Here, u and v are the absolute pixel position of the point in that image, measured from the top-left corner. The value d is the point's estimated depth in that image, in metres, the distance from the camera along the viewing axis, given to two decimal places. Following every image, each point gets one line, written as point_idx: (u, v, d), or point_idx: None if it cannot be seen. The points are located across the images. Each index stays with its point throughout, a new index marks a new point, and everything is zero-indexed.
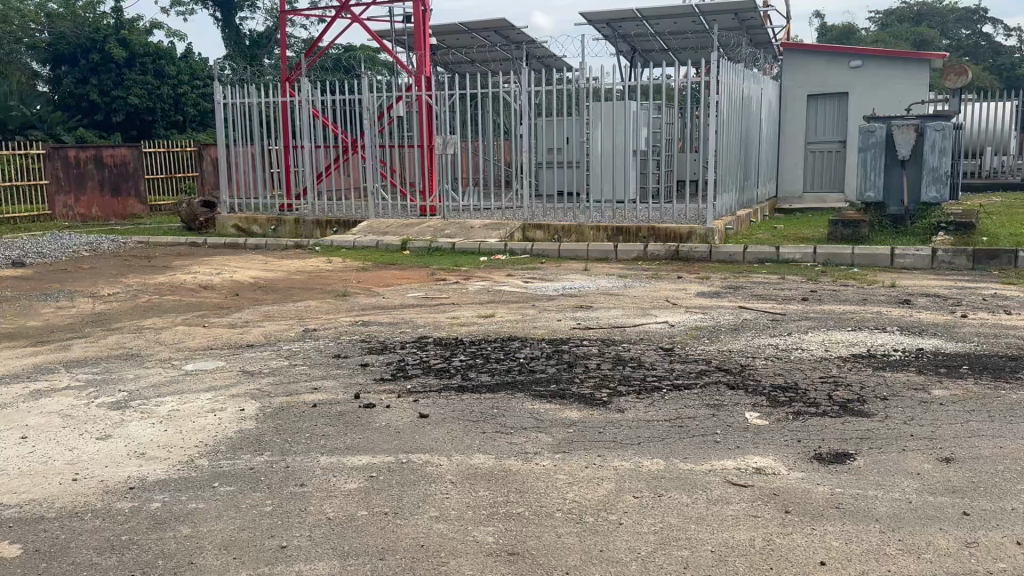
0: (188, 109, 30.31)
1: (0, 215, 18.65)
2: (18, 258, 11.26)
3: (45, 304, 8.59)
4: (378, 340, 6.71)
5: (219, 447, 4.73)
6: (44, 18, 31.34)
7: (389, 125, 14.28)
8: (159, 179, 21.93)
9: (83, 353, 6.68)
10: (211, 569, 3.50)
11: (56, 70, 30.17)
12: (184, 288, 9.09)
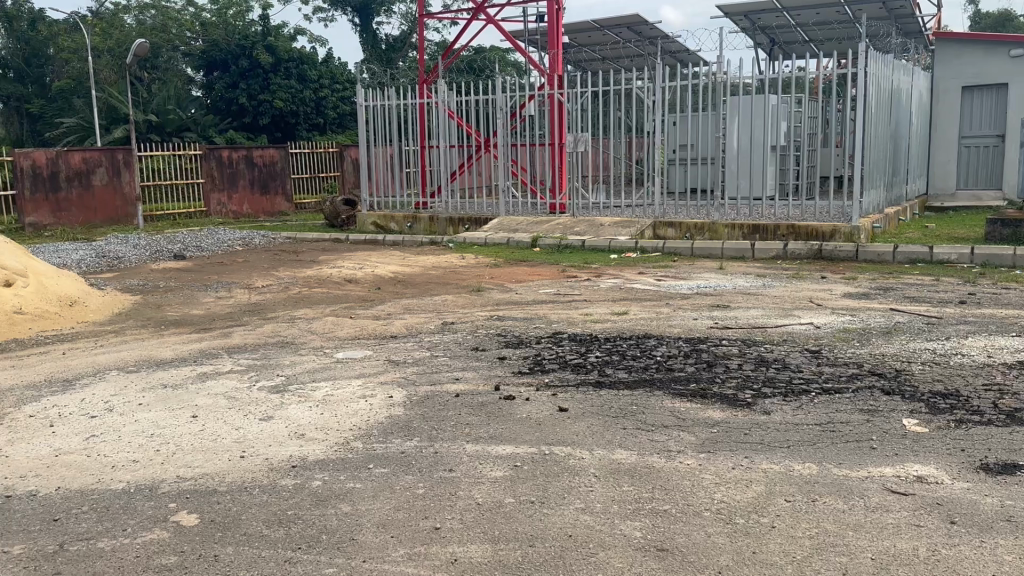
0: (329, 111, 31.85)
1: (163, 213, 20.37)
2: (179, 251, 12.13)
3: (206, 294, 9.24)
4: (514, 335, 6.82)
5: (371, 431, 4.95)
6: (199, 27, 33.53)
7: (521, 124, 14.48)
8: (303, 179, 23.01)
9: (242, 339, 7.14)
10: (370, 546, 3.66)
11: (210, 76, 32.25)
12: (330, 281, 9.55)
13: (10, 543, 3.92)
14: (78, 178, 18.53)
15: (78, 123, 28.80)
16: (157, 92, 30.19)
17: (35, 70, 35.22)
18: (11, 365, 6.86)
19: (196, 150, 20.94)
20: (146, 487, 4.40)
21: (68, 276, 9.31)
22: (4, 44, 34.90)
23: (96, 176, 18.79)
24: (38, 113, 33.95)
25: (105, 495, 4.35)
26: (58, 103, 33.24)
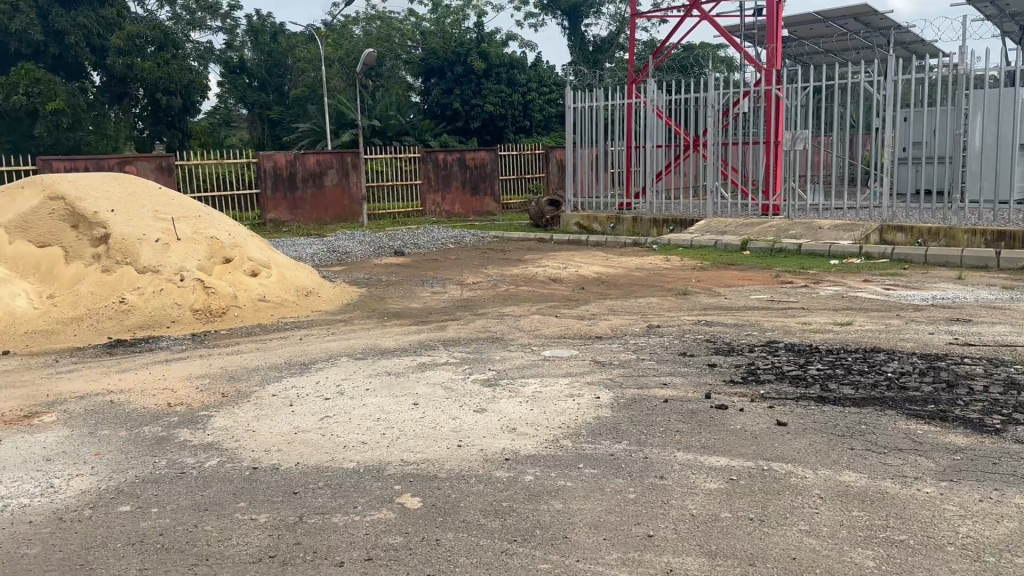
0: (535, 114, 32.73)
1: (384, 211, 21.83)
2: (398, 248, 12.90)
3: (423, 288, 9.76)
4: (725, 341, 6.61)
5: (580, 431, 4.98)
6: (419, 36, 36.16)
7: (733, 122, 14.04)
8: (510, 180, 23.85)
9: (456, 333, 7.47)
10: (584, 546, 3.68)
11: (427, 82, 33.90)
12: (537, 280, 9.74)
13: (258, 510, 4.34)
14: (312, 178, 20.24)
15: (311, 128, 31.45)
16: (379, 97, 32.25)
17: (275, 79, 38.84)
18: (256, 347, 7.62)
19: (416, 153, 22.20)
20: (372, 468, 4.71)
21: (304, 268, 10.19)
22: (252, 57, 38.83)
23: (327, 177, 20.44)
24: (277, 118, 37.45)
25: (337, 473, 4.71)
26: (293, 110, 36.48)
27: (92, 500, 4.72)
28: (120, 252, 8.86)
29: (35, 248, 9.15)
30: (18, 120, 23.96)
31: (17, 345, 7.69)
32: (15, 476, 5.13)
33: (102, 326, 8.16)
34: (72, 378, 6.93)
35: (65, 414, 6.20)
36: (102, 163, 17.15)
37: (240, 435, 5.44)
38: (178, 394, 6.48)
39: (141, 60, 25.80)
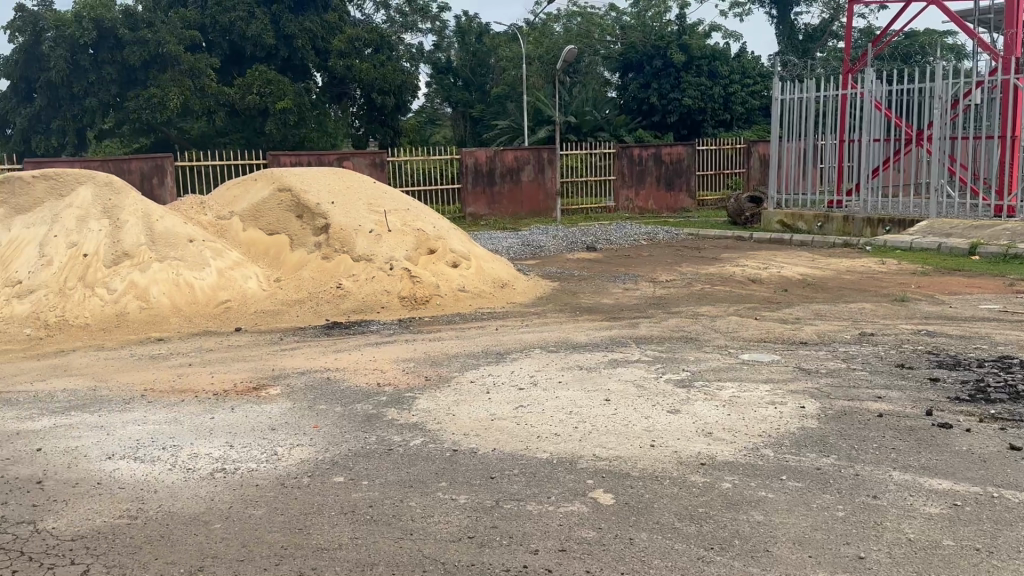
0: (736, 107, 31.89)
1: (577, 207, 21.99)
2: (591, 243, 12.95)
3: (615, 285, 9.73)
4: (948, 354, 6.05)
5: (783, 441, 4.76)
6: (619, 31, 35.63)
7: (963, 114, 12.85)
8: (708, 176, 23.22)
9: (649, 331, 7.39)
10: (787, 561, 3.52)
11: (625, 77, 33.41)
12: (734, 280, 9.42)
13: (457, 491, 4.62)
14: (510, 174, 20.81)
15: (510, 125, 32.30)
16: (577, 94, 32.47)
17: (478, 77, 40.09)
18: (456, 335, 7.98)
19: (612, 148, 22.16)
20: (566, 460, 4.81)
21: (501, 260, 10.54)
22: (458, 56, 40.24)
23: (525, 172, 20.92)
24: (479, 116, 38.67)
25: (532, 462, 4.86)
26: (493, 107, 37.64)
27: (310, 470, 5.23)
28: (339, 241, 9.61)
29: (265, 235, 10.08)
30: (252, 118, 26.45)
31: (248, 323, 8.51)
32: (244, 441, 5.75)
33: (320, 309, 8.87)
34: (293, 355, 7.61)
35: (287, 387, 6.84)
36: (322, 158, 18.53)
37: (442, 419, 5.80)
38: (385, 376, 6.96)
39: (358, 61, 27.58)
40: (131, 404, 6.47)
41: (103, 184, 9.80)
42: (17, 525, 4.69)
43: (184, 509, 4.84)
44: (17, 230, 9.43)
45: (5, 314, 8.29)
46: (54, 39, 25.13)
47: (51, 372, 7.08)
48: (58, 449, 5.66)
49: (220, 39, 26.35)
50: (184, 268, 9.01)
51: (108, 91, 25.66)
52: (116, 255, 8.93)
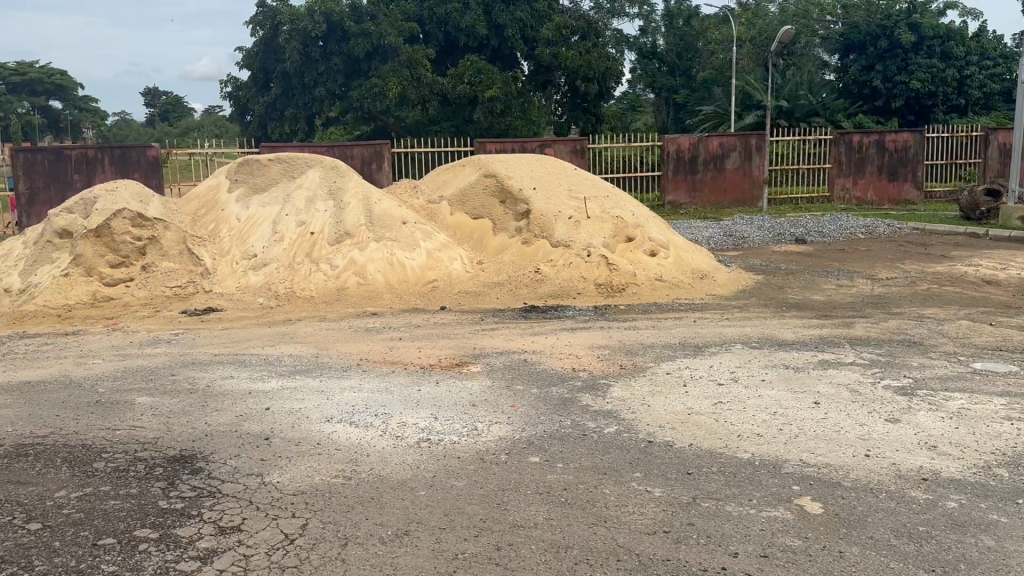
0: (974, 91, 28.93)
1: (787, 196, 20.93)
2: (802, 236, 12.28)
3: (827, 280, 9.16)
4: None
5: (1020, 462, 4.30)
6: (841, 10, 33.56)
7: None
8: (937, 165, 21.33)
9: (866, 332, 6.90)
10: None
11: (845, 59, 31.40)
12: (966, 281, 8.56)
13: (653, 483, 4.58)
14: (714, 161, 20.17)
15: (716, 111, 31.27)
16: (790, 77, 30.79)
17: (685, 62, 39.04)
18: (653, 325, 7.86)
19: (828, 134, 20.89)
20: (769, 463, 4.60)
21: (702, 250, 10.26)
22: (665, 41, 39.43)
23: (730, 160, 20.19)
24: (683, 101, 37.76)
25: (732, 461, 4.70)
26: (700, 92, 36.66)
27: (507, 448, 5.45)
28: (539, 226, 9.77)
29: (471, 219, 10.45)
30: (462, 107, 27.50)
31: (452, 302, 8.89)
32: (448, 415, 6.07)
33: (519, 292, 9.09)
34: (493, 335, 7.85)
35: (487, 365, 7.10)
36: (527, 144, 18.90)
37: (638, 408, 5.76)
38: (581, 361, 7.02)
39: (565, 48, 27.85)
40: (348, 372, 6.99)
41: (329, 168, 10.61)
42: (248, 476, 5.22)
43: (392, 474, 5.22)
44: (254, 207, 10.36)
45: (241, 284, 9.16)
46: (290, 32, 27.47)
47: (280, 338, 7.80)
48: (283, 409, 6.22)
49: (436, 29, 27.60)
50: (397, 248, 9.55)
51: (335, 80, 27.71)
52: (338, 234, 9.61)
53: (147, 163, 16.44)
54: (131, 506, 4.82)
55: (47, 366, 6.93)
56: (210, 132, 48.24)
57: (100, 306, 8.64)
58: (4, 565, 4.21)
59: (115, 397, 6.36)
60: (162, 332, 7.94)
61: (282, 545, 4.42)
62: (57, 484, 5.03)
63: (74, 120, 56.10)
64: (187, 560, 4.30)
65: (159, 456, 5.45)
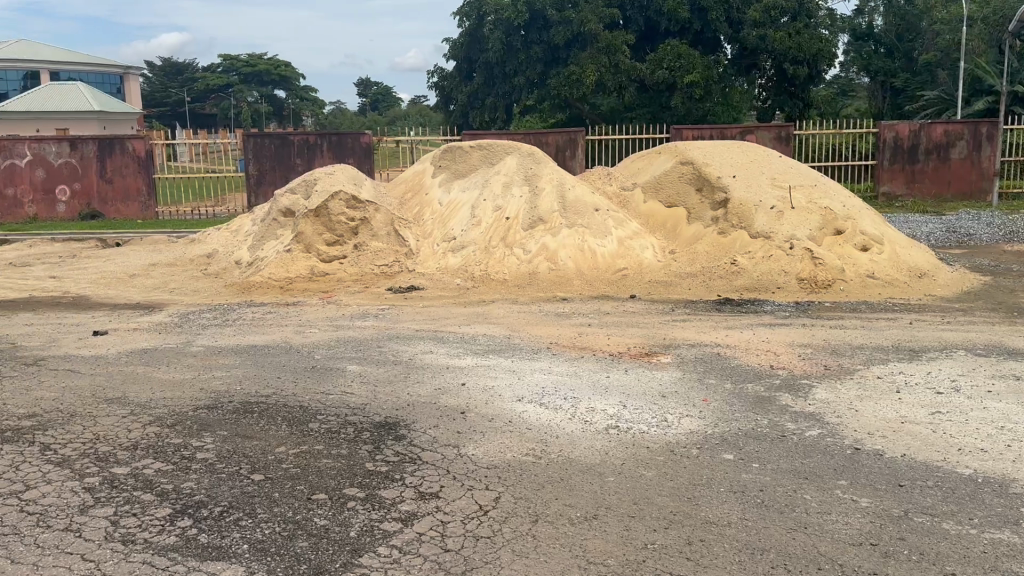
0: None
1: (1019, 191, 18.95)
2: None
3: None
4: None
5: None
6: None
7: None
8: None
9: None
10: None
11: None
12: None
13: (859, 493, 4.35)
14: (937, 150, 18.46)
15: (939, 96, 28.65)
16: None
17: (906, 44, 36.06)
18: (862, 325, 7.34)
19: None
20: (995, 481, 4.34)
21: (920, 247, 9.44)
22: (884, 21, 36.62)
23: (955, 149, 18.41)
24: (901, 86, 34.94)
25: (951, 476, 4.43)
26: (922, 76, 33.76)
27: (699, 442, 5.30)
28: (738, 216, 9.40)
29: (665, 207, 10.24)
30: (660, 92, 26.92)
31: (642, 291, 8.77)
32: (637, 404, 6.00)
33: (713, 284, 8.80)
34: (685, 327, 7.66)
35: (678, 357, 6.93)
36: (726, 131, 18.29)
37: (844, 412, 5.44)
38: (779, 358, 6.69)
39: (773, 31, 26.61)
40: (538, 354, 7.08)
41: (526, 154, 10.79)
42: (445, 446, 5.44)
43: (581, 458, 5.23)
44: (454, 192, 10.76)
45: (442, 265, 9.54)
46: (494, 21, 28.28)
47: (475, 318, 8.06)
48: (478, 386, 6.42)
49: (637, 14, 27.30)
50: (589, 234, 9.55)
51: (534, 68, 28.18)
52: (533, 220, 9.76)
53: (361, 149, 17.57)
54: (341, 466, 5.18)
55: (271, 332, 7.59)
56: (415, 121, 50.79)
57: (317, 281, 9.32)
58: (232, 508, 4.66)
59: (327, 363, 6.86)
60: (369, 306, 8.45)
61: (476, 515, 4.57)
62: (277, 440, 5.50)
63: (296, 109, 61.06)
64: (390, 521, 4.55)
65: (366, 422, 5.81)
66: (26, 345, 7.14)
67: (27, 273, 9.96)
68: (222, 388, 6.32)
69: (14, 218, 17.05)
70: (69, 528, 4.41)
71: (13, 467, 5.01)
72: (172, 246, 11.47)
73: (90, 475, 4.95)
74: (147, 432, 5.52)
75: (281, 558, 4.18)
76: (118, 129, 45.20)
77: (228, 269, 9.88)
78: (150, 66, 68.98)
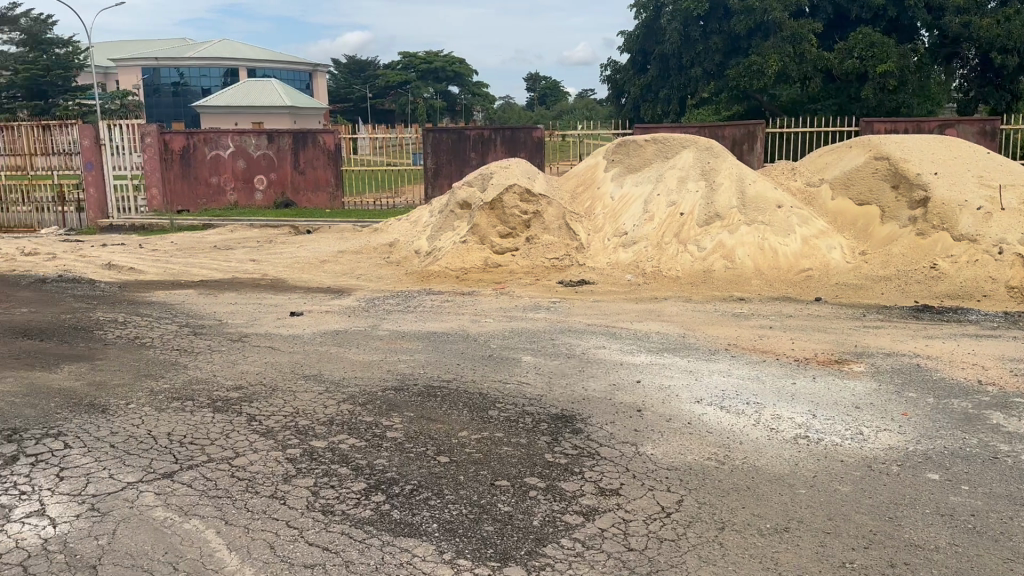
0: None
1: None
2: None
3: None
4: None
5: None
6: None
7: None
8: None
9: None
10: None
11: None
12: None
13: None
14: None
15: None
16: None
17: None
18: None
19: None
20: None
21: None
22: None
23: None
24: None
25: None
26: None
27: (900, 458, 4.91)
28: (938, 216, 8.68)
29: (855, 205, 9.62)
30: (847, 83, 25.81)
31: (828, 293, 8.25)
32: (828, 414, 5.63)
33: (908, 288, 8.16)
34: (877, 334, 7.13)
35: (872, 366, 6.46)
36: (921, 125, 17.04)
37: None
38: (989, 373, 6.09)
39: (980, 16, 24.54)
40: (717, 355, 6.81)
41: (703, 147, 10.46)
42: (624, 443, 5.31)
43: (768, 467, 4.96)
44: (628, 186, 10.61)
45: (613, 260, 9.43)
46: (672, 13, 27.62)
47: (647, 315, 7.88)
48: (654, 384, 6.25)
49: (825, 2, 25.98)
50: (771, 232, 9.11)
51: (712, 60, 27.28)
52: (709, 216, 9.44)
53: (533, 144, 17.87)
54: (521, 455, 5.18)
55: (450, 320, 7.78)
56: (582, 115, 50.97)
57: (490, 272, 9.46)
58: (421, 488, 4.77)
59: (503, 353, 6.94)
60: (542, 299, 8.47)
61: (659, 517, 4.43)
62: (459, 424, 5.60)
63: (467, 104, 63.00)
64: (572, 513, 4.49)
65: (543, 413, 5.79)
66: (233, 322, 7.69)
67: (230, 255, 10.78)
68: (407, 371, 6.57)
69: (218, 204, 18.50)
70: (275, 495, 4.67)
71: (224, 434, 5.41)
72: (357, 235, 12.06)
73: (291, 446, 5.25)
74: (341, 409, 5.81)
75: (469, 540, 4.23)
76: (308, 124, 48.60)
77: (408, 258, 10.24)
78: (335, 66, 73.39)
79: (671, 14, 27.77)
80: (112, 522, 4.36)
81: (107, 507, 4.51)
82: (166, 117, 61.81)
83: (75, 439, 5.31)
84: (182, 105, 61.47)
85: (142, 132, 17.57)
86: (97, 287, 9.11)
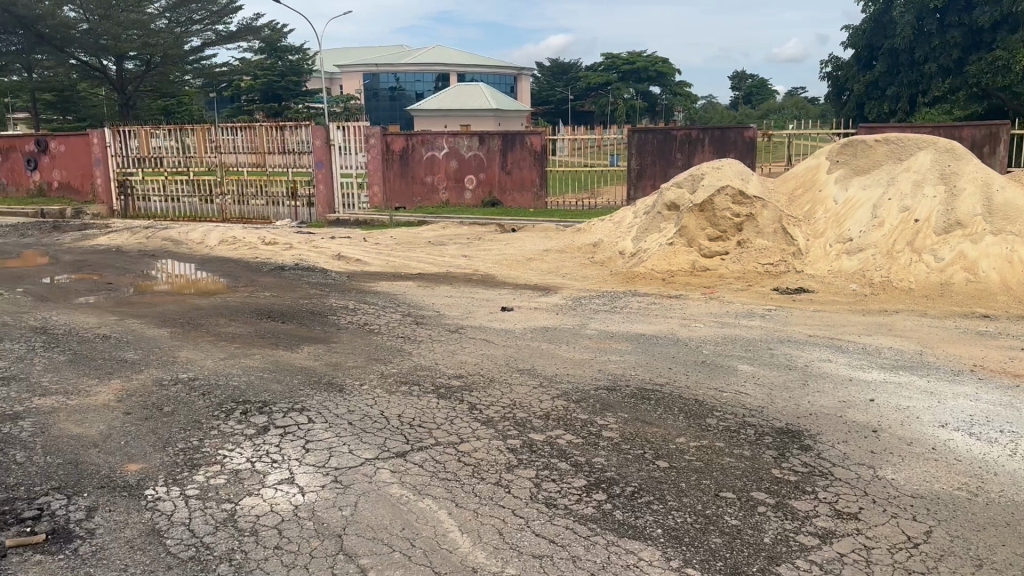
0: None
1: None
2: None
3: None
4: None
5: None
6: None
7: None
8: None
9: None
10: None
11: None
12: None
13: None
14: None
15: None
16: None
17: None
18: None
19: None
20: None
21: None
22: None
23: None
24: None
25: None
26: None
27: None
28: None
29: None
30: None
31: None
32: None
33: None
34: None
35: None
36: None
37: None
38: None
39: None
40: (961, 377, 6.23)
41: (943, 150, 9.67)
42: (859, 465, 4.97)
43: None
44: (853, 190, 10.00)
45: (835, 267, 8.93)
46: (907, 4, 26.31)
47: (876, 329, 7.36)
48: (889, 404, 5.81)
49: None
50: (1022, 244, 8.25)
51: (949, 55, 25.44)
52: (949, 224, 8.69)
53: (743, 144, 17.54)
54: (746, 467, 4.98)
55: (659, 323, 7.66)
56: (793, 114, 48.76)
57: (698, 275, 9.27)
58: (643, 491, 4.71)
59: (717, 360, 6.74)
60: (756, 305, 8.16)
61: (906, 546, 4.10)
62: (677, 430, 5.48)
63: (668, 104, 62.00)
64: (806, 534, 4.25)
65: (767, 426, 5.54)
66: (450, 314, 8.01)
67: (442, 251, 11.27)
68: (618, 371, 6.53)
69: (430, 202, 19.32)
70: (500, 483, 4.78)
71: (448, 420, 5.63)
72: (561, 234, 12.21)
73: (512, 437, 5.37)
74: (556, 405, 5.88)
75: (697, 550, 4.10)
76: (513, 125, 50.09)
77: (613, 259, 10.23)
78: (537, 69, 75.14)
79: (905, 5, 26.46)
80: (353, 495, 4.64)
81: (348, 480, 4.80)
82: (382, 121, 66.24)
83: (317, 414, 5.73)
84: (397, 108, 66.08)
85: (366, 134, 18.56)
86: (329, 276, 9.82)
